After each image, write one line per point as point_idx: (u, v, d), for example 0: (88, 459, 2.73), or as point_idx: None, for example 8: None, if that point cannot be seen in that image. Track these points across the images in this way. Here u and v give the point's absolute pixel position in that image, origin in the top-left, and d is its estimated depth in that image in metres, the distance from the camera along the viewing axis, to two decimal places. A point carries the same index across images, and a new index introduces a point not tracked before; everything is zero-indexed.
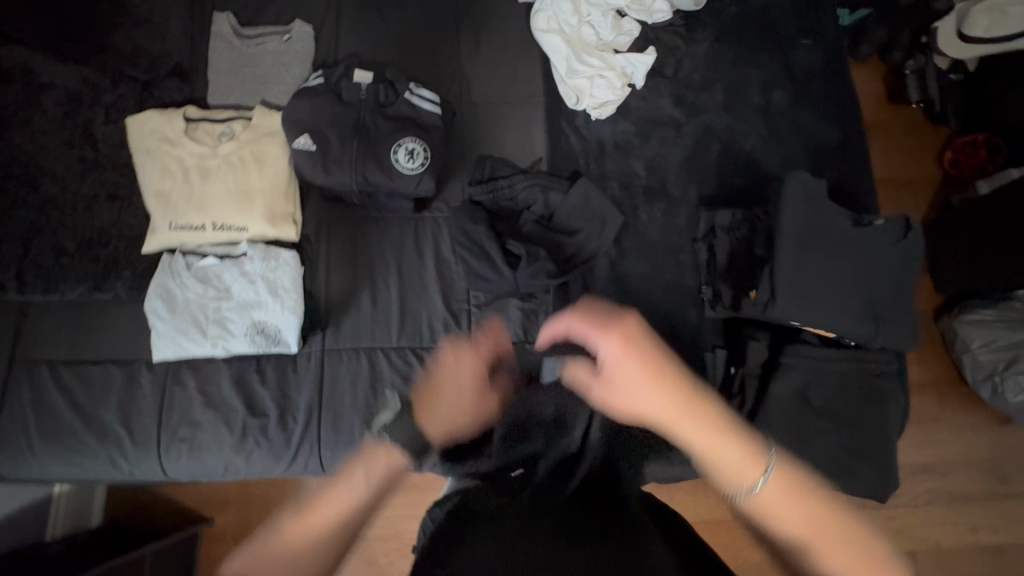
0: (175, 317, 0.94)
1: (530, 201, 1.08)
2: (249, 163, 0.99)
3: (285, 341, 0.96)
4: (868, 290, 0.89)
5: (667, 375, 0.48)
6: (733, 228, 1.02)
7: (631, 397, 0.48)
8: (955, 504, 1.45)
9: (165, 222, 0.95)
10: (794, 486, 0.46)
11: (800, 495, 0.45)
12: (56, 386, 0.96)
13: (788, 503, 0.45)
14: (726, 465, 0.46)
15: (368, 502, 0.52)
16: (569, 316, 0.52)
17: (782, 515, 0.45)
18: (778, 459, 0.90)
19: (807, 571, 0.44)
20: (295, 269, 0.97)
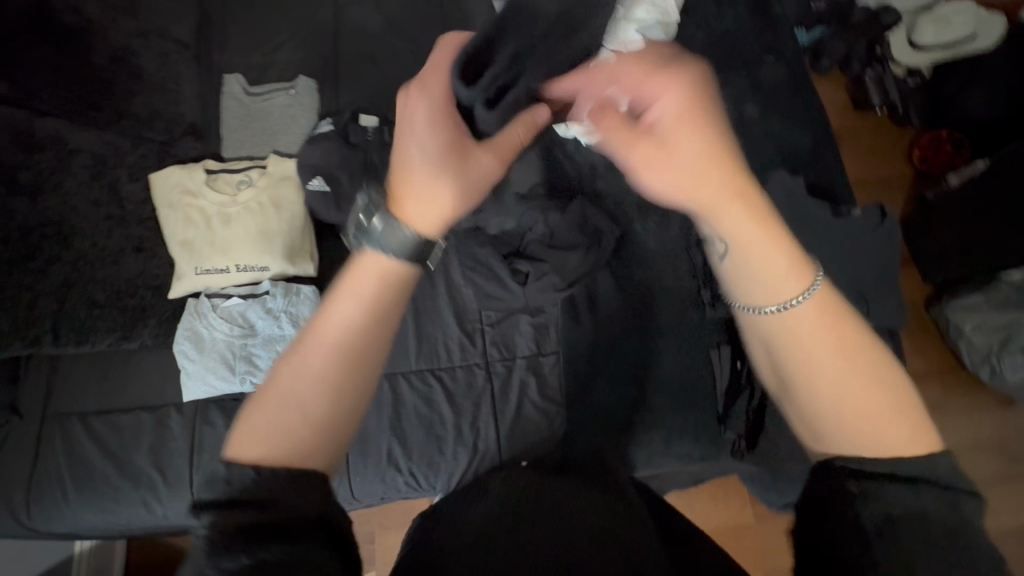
0: (203, 357, 0.98)
1: (530, 222, 1.13)
2: (268, 207, 1.05)
3: None
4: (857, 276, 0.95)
5: (718, 139, 0.49)
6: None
7: (682, 159, 0.49)
8: None
9: (191, 268, 1.01)
10: (830, 317, 0.50)
11: (836, 321, 0.50)
12: (87, 436, 0.99)
13: (820, 326, 0.50)
14: (763, 246, 0.51)
15: (356, 332, 0.49)
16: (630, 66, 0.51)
17: (806, 338, 0.50)
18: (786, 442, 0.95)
19: (790, 367, 0.52)
20: (315, 302, 1.03)
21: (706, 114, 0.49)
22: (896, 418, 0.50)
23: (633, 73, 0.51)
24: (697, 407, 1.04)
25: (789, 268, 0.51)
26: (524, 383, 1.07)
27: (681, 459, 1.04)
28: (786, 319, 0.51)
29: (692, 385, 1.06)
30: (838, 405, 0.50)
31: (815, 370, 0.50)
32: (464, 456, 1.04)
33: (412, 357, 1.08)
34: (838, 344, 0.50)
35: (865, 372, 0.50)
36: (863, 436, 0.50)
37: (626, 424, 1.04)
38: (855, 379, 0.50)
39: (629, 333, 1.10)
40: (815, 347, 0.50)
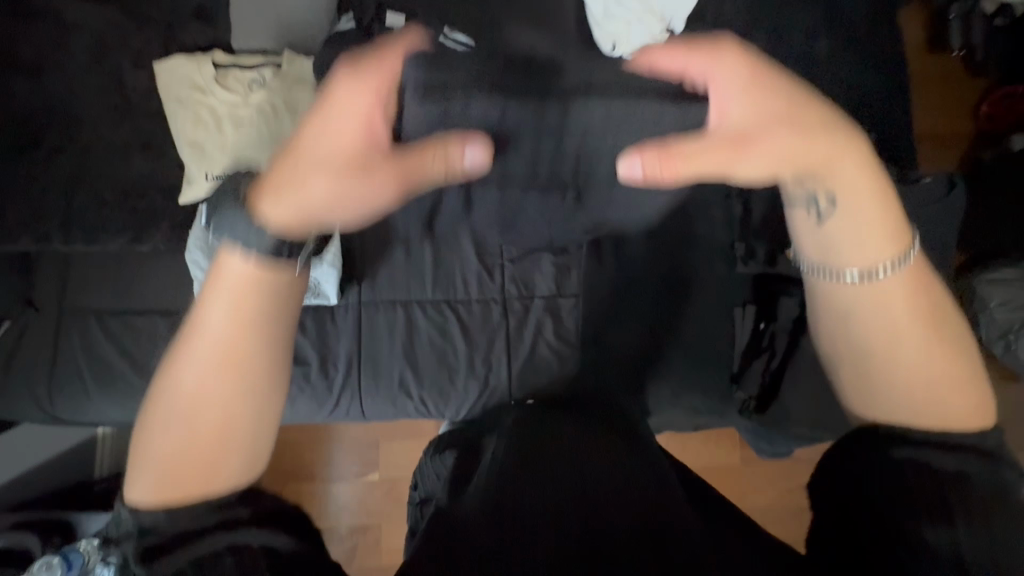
0: None
1: None
2: (280, 112, 0.95)
3: (324, 293, 0.99)
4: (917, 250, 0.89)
5: (794, 101, 0.55)
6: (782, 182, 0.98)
7: (768, 125, 0.55)
8: None
9: (201, 174, 0.95)
10: (914, 289, 0.58)
11: (918, 290, 0.58)
12: (103, 333, 0.99)
13: (903, 303, 0.58)
14: (860, 209, 0.58)
15: (231, 342, 0.55)
16: (659, 50, 0.55)
17: (895, 306, 0.58)
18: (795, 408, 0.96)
19: (864, 343, 0.59)
20: None
21: (770, 71, 0.55)
22: (956, 388, 0.57)
23: (688, 61, 0.55)
24: (710, 362, 1.03)
25: (890, 237, 0.58)
26: (540, 323, 1.06)
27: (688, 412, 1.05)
28: (867, 288, 0.58)
29: (711, 341, 1.02)
30: (911, 374, 0.57)
31: (894, 338, 0.58)
32: (474, 388, 1.05)
33: (427, 290, 1.05)
34: (919, 319, 0.58)
35: (939, 350, 0.57)
36: (938, 402, 0.57)
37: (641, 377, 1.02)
38: (919, 360, 0.57)
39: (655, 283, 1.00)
40: (894, 323, 0.58)
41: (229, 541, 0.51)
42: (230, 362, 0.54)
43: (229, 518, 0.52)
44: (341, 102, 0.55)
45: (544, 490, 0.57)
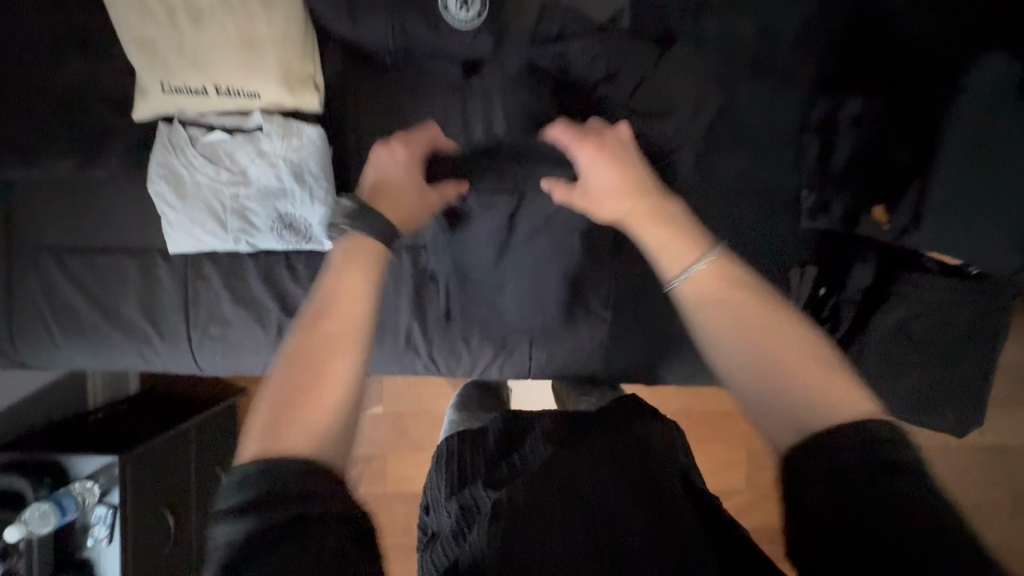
0: (185, 204, 0.80)
1: (608, 70, 0.84)
2: (251, 3, 0.75)
3: (316, 239, 0.83)
4: None
5: (634, 177, 0.61)
6: (873, 119, 0.81)
7: (605, 194, 0.61)
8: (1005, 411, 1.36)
9: (157, 83, 0.76)
10: (724, 278, 0.52)
11: (729, 283, 0.51)
12: (63, 275, 0.86)
13: (718, 290, 0.51)
14: (648, 235, 0.57)
15: (352, 298, 0.50)
16: (555, 129, 0.64)
17: (704, 307, 0.51)
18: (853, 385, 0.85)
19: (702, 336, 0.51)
20: (324, 150, 0.80)
21: (607, 147, 0.63)
22: (826, 376, 0.45)
23: (566, 142, 0.64)
24: None
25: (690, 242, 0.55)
26: None
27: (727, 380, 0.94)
28: (685, 293, 0.53)
29: None
30: (761, 363, 0.47)
31: (717, 337, 0.49)
32: (487, 350, 0.92)
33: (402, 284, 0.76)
34: (716, 318, 0.50)
35: (754, 336, 0.48)
36: (792, 392, 0.45)
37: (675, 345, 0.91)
38: (767, 353, 0.47)
39: None
40: (726, 320, 0.49)
41: (340, 531, 0.39)
42: (310, 371, 0.46)
43: (340, 512, 0.40)
44: (390, 149, 0.65)
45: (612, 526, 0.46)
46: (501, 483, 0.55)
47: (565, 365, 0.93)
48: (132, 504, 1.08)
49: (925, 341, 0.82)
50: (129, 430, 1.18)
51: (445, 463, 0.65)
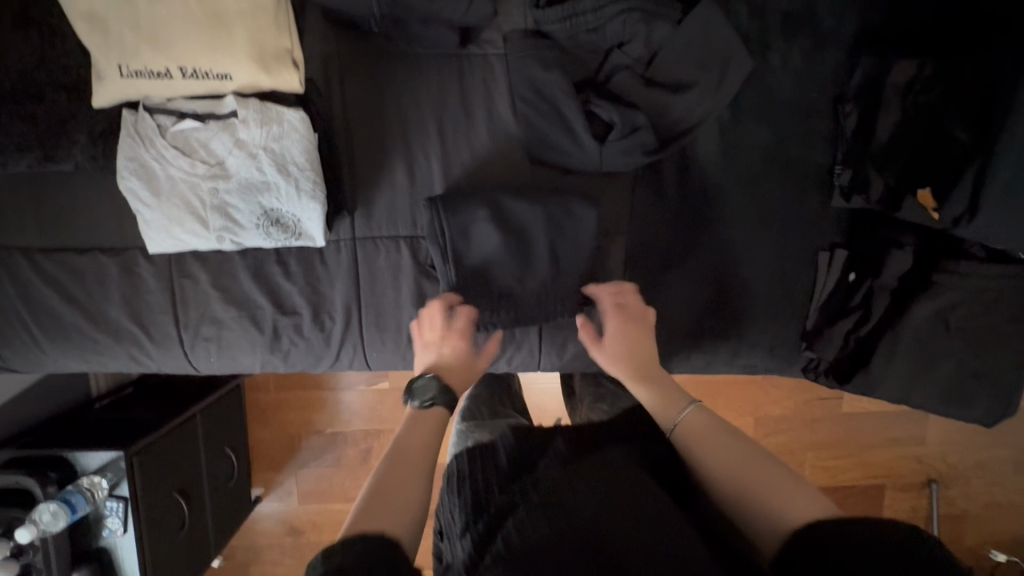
0: (161, 201, 0.73)
1: (623, 35, 0.75)
2: None
3: (307, 234, 0.76)
4: None
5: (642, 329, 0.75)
6: (924, 85, 0.71)
7: (618, 340, 0.73)
8: None
9: (114, 65, 0.67)
10: (709, 421, 0.64)
11: (711, 425, 0.63)
12: (39, 278, 0.80)
13: (707, 425, 0.63)
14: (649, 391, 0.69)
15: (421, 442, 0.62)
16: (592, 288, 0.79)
17: (695, 440, 0.62)
18: (882, 374, 0.80)
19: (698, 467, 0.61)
20: (309, 137, 0.73)
21: (626, 290, 0.78)
22: (787, 485, 0.55)
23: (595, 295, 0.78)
24: (783, 315, 0.85)
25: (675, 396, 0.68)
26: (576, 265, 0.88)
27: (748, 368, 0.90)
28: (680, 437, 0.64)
29: (786, 294, 0.85)
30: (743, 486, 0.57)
31: (715, 471, 0.59)
32: (495, 344, 0.88)
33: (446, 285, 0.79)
34: (718, 456, 0.60)
35: (740, 460, 0.59)
36: (772, 504, 0.54)
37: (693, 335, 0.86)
38: (746, 469, 0.58)
39: (721, 222, 0.83)
40: (719, 457, 0.60)
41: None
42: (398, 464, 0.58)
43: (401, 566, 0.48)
44: (430, 312, 0.73)
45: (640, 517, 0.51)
46: (523, 489, 0.58)
47: (576, 356, 0.89)
48: (142, 495, 1.07)
49: (968, 332, 0.75)
50: (129, 421, 1.15)
51: (456, 484, 0.66)
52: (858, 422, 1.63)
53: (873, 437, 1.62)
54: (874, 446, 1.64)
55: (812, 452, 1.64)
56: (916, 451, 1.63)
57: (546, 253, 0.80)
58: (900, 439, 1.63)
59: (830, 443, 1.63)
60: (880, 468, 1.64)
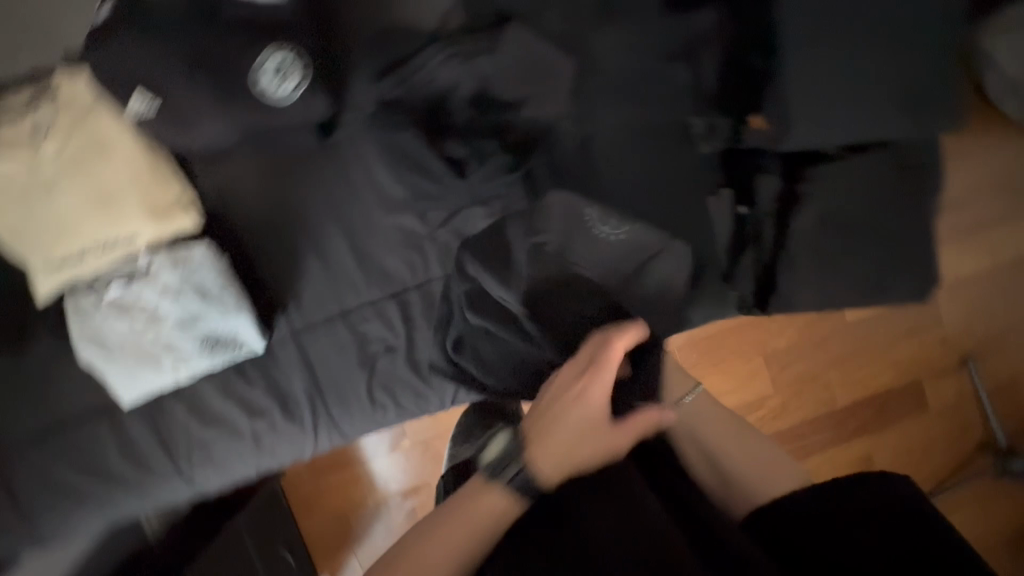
0: (117, 360, 0.83)
1: (453, 79, 0.83)
2: (89, 157, 0.76)
3: (247, 343, 0.85)
4: (902, 67, 0.72)
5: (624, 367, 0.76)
6: (719, 28, 0.80)
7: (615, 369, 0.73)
8: (963, 233, 1.62)
9: (40, 264, 0.78)
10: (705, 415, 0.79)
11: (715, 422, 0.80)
12: (48, 458, 0.90)
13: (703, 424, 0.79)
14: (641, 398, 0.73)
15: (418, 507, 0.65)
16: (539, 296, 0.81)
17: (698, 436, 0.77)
18: (801, 293, 0.82)
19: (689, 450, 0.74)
20: (217, 263, 0.82)
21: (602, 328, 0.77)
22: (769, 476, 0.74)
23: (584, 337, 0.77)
24: (701, 268, 0.85)
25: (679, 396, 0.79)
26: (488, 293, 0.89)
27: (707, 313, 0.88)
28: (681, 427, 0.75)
29: (698, 249, 0.84)
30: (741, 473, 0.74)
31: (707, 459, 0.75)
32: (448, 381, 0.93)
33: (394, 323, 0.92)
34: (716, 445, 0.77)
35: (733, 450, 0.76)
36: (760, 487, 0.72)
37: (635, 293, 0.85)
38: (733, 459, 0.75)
39: (612, 201, 0.85)
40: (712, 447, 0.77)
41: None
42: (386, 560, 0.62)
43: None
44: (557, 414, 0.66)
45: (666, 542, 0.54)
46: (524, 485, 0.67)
47: None
48: None
49: (853, 223, 0.80)
50: None
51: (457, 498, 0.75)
52: (869, 326, 1.69)
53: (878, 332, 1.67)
54: (895, 343, 1.69)
55: (834, 368, 1.71)
56: (937, 334, 1.69)
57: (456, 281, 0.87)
58: (914, 329, 1.69)
59: (849, 354, 1.70)
60: (908, 361, 1.70)
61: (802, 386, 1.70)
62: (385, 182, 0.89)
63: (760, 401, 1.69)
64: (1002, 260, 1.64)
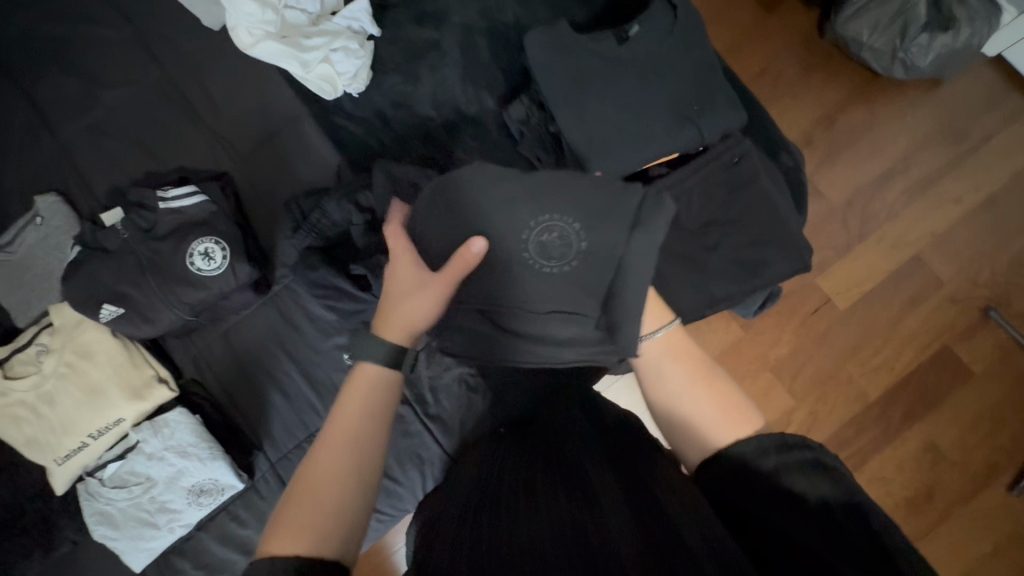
0: (123, 530, 0.94)
1: (347, 215, 1.01)
2: (81, 363, 0.96)
3: (227, 484, 0.96)
4: (668, 96, 0.87)
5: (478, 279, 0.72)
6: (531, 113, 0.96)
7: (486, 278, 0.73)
8: (931, 185, 1.51)
9: (52, 461, 0.94)
10: (685, 345, 0.68)
11: (688, 354, 0.68)
12: None
13: (680, 349, 0.68)
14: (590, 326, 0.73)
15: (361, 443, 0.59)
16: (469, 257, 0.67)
17: (668, 355, 0.67)
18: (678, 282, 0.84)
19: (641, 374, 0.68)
20: (190, 420, 0.96)
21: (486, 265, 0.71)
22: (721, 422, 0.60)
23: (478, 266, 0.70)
24: None
25: (654, 310, 0.70)
26: (423, 379, 1.01)
27: (606, 238, 0.67)
28: (654, 345, 0.68)
29: None
30: (684, 402, 0.63)
31: (661, 375, 0.66)
32: (414, 473, 0.99)
33: None
34: (688, 373, 0.66)
35: (701, 382, 0.65)
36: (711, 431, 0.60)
37: (504, 227, 0.69)
38: (695, 388, 0.64)
39: None
40: (678, 376, 0.65)
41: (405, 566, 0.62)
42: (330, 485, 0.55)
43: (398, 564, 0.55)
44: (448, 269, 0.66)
45: (604, 517, 0.51)
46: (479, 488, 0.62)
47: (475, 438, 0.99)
48: None
49: (707, 223, 0.88)
50: None
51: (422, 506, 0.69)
52: (869, 308, 1.48)
53: (893, 311, 1.48)
54: (900, 316, 1.48)
55: (851, 360, 1.47)
56: (943, 295, 1.48)
57: None
58: (916, 295, 1.48)
59: (860, 341, 1.47)
60: (927, 330, 1.47)
61: (823, 388, 1.45)
62: (321, 312, 1.04)
63: (785, 417, 1.44)
64: (978, 203, 1.50)
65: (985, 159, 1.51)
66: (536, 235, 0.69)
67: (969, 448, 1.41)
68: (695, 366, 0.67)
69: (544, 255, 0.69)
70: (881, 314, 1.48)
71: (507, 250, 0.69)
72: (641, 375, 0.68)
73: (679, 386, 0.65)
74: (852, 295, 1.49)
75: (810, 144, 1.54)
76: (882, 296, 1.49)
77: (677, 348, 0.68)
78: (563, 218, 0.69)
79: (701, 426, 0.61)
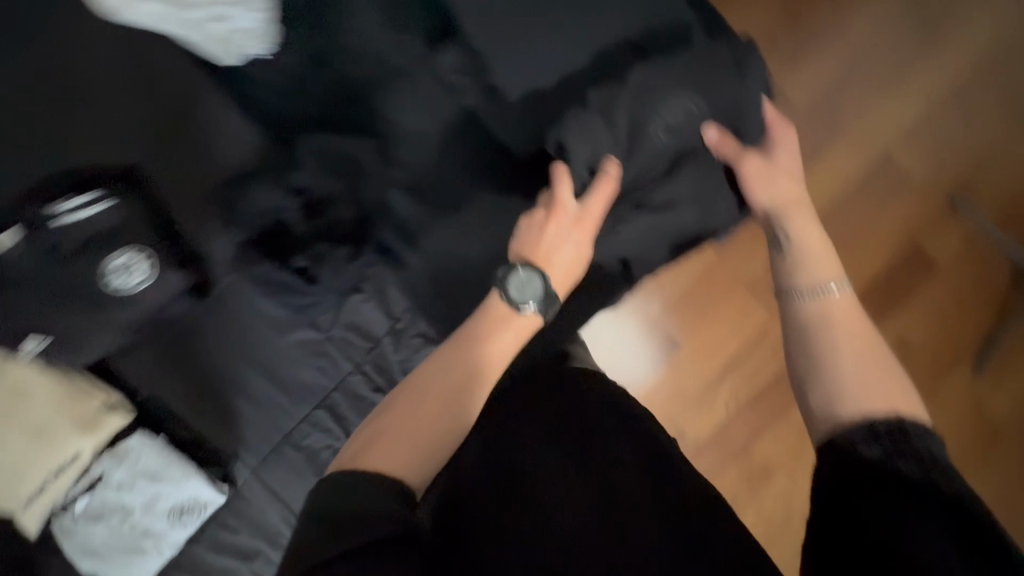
0: (109, 560, 0.91)
1: (278, 202, 0.92)
2: (16, 403, 0.87)
3: (208, 497, 0.93)
4: None
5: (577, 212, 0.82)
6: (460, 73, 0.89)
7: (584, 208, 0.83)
8: (898, 75, 1.44)
9: (14, 508, 0.88)
10: (855, 311, 0.77)
11: (863, 330, 0.74)
12: None
13: (850, 313, 0.76)
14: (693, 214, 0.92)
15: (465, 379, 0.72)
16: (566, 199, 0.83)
17: (837, 318, 0.75)
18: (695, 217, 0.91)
19: (796, 327, 0.77)
20: (153, 442, 0.92)
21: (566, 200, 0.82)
22: (887, 387, 0.67)
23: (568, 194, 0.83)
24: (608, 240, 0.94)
25: (830, 267, 0.80)
26: (392, 363, 0.96)
27: (722, 99, 0.87)
28: (827, 301, 0.77)
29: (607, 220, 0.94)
30: (846, 358, 0.71)
31: (829, 326, 0.75)
32: None
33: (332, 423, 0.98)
34: (861, 342, 0.73)
35: (866, 346, 0.73)
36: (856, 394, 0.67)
37: (641, 113, 0.86)
38: (862, 350, 0.72)
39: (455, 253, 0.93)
40: (844, 338, 0.73)
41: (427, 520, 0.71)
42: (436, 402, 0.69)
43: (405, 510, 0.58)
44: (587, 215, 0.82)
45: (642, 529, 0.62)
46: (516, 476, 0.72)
47: None
48: None
49: None
50: None
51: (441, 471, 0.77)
52: (840, 214, 1.45)
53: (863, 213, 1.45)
54: (870, 217, 1.45)
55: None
56: (908, 191, 1.45)
57: (358, 352, 0.97)
58: (883, 193, 1.45)
59: (832, 249, 1.45)
60: (895, 227, 1.46)
61: None
62: (273, 310, 0.97)
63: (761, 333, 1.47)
64: (943, 89, 1.45)
65: (947, 43, 1.45)
66: (666, 121, 0.86)
67: (931, 336, 1.45)
68: (864, 340, 0.73)
69: (671, 136, 0.87)
70: (854, 217, 1.45)
71: (642, 137, 0.87)
72: (794, 323, 0.78)
73: (840, 342, 0.73)
74: (824, 201, 1.44)
75: (774, 44, 1.42)
76: (854, 199, 1.45)
77: (840, 314, 0.76)
78: (687, 104, 0.87)
79: (857, 377, 0.69)
